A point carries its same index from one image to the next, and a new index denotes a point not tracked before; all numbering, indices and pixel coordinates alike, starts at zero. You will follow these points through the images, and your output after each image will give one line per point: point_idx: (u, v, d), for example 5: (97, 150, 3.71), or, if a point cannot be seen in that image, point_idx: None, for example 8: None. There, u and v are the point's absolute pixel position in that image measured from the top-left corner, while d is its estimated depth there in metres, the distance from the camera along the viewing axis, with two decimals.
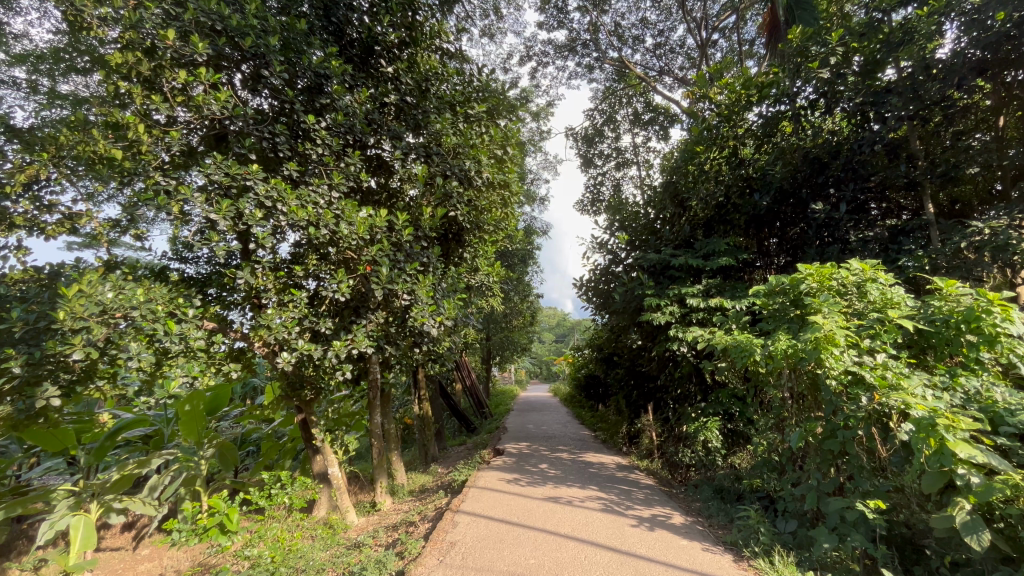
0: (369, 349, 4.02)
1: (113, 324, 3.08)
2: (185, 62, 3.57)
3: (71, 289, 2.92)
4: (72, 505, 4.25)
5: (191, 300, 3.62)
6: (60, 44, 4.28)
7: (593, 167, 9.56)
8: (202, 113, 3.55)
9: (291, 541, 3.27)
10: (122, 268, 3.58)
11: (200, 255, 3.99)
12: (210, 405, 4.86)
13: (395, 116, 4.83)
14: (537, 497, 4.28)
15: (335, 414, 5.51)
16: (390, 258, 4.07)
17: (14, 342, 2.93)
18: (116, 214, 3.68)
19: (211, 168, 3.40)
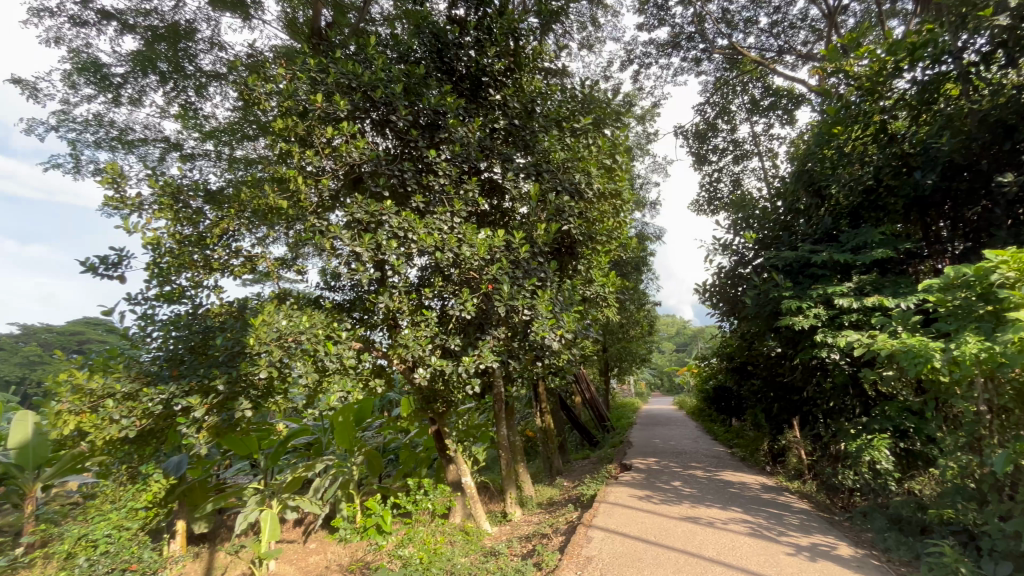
0: (495, 364, 4.20)
1: (286, 347, 3.63)
2: (329, 118, 4.15)
3: (257, 319, 3.53)
4: (259, 501, 5.03)
5: (343, 324, 4.11)
6: (236, 119, 5.21)
7: (707, 163, 9.00)
8: (346, 161, 4.09)
9: (436, 544, 3.49)
10: (289, 299, 4.21)
11: (346, 283, 4.52)
12: (358, 416, 5.43)
13: (505, 139, 5.03)
14: (674, 516, 4.06)
15: (464, 426, 5.82)
16: (510, 275, 4.24)
17: (218, 364, 3.59)
18: (282, 253, 4.34)
19: (354, 208, 3.89)
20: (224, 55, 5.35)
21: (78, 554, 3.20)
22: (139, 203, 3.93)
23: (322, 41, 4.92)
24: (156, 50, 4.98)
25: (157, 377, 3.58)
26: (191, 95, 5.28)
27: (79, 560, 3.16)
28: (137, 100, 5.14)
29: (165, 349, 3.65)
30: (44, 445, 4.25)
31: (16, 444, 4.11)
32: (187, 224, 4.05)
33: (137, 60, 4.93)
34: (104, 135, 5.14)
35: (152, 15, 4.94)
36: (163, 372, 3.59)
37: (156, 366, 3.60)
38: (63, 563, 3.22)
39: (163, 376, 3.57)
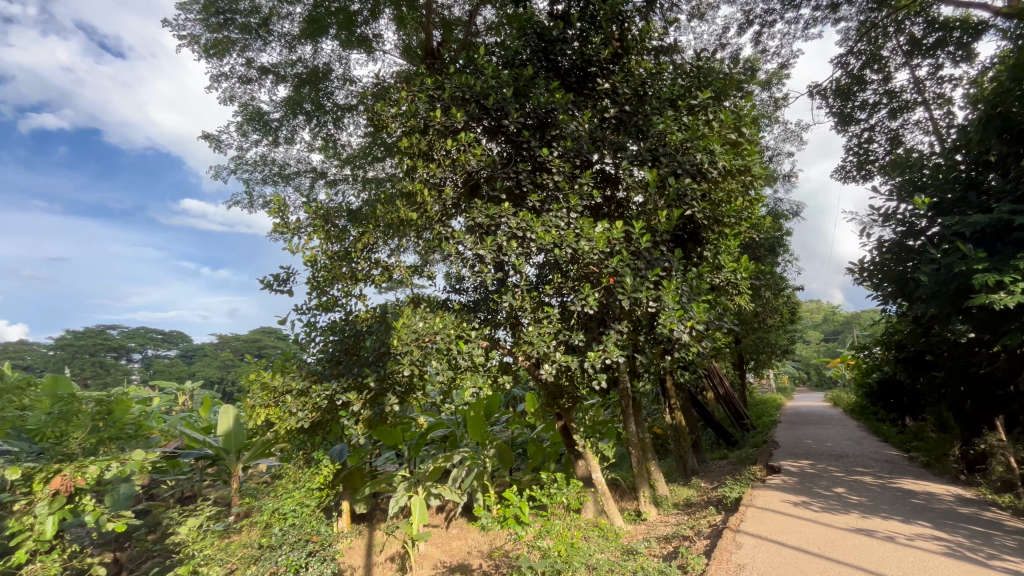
0: (621, 359, 4.10)
1: (423, 347, 3.95)
2: (448, 131, 4.41)
3: (399, 322, 3.90)
4: (407, 487, 5.52)
5: (471, 324, 4.33)
6: (366, 143, 5.79)
7: (855, 123, 7.79)
8: (466, 169, 4.31)
9: (574, 538, 3.50)
10: (422, 303, 4.56)
11: (470, 285, 4.77)
12: (487, 411, 5.69)
13: (616, 128, 4.89)
14: (838, 526, 3.60)
15: (590, 422, 5.79)
16: (631, 267, 4.11)
17: (369, 363, 4.03)
18: (414, 261, 4.72)
19: (476, 213, 4.08)
20: (354, 88, 5.98)
21: (274, 524, 3.82)
22: (299, 227, 4.55)
23: (435, 60, 5.24)
24: (302, 93, 5.74)
25: (322, 376, 4.12)
26: (330, 128, 5.99)
27: (275, 529, 3.77)
28: (290, 138, 5.97)
29: (326, 352, 4.19)
30: (242, 433, 5.14)
31: (223, 431, 5.04)
32: (336, 241, 4.60)
33: (288, 104, 5.74)
34: (268, 172, 6.06)
35: (297, 64, 5.70)
36: (326, 371, 4.13)
37: (320, 366, 4.15)
38: (264, 531, 3.87)
39: (326, 375, 4.11)
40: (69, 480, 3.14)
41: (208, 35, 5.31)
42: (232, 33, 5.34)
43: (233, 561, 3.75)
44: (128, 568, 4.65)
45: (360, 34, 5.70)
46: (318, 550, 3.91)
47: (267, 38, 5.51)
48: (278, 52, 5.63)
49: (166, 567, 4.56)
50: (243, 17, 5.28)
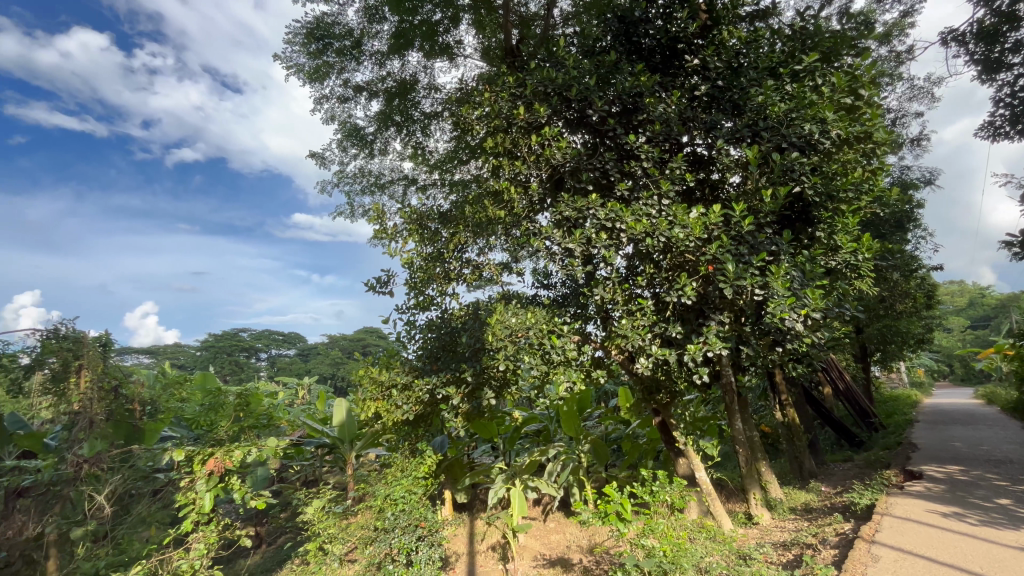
0: (725, 351, 3.84)
1: (517, 342, 4.01)
2: (532, 127, 4.42)
3: (492, 318, 4.00)
4: (505, 479, 5.63)
5: (562, 318, 4.31)
6: (452, 147, 5.99)
7: (1005, 69, 6.58)
8: (551, 163, 4.28)
9: (680, 539, 3.36)
10: (513, 299, 4.64)
11: (558, 280, 4.74)
12: (580, 405, 5.63)
13: (709, 106, 4.58)
14: (1006, 543, 3.06)
15: (690, 418, 5.51)
16: (733, 253, 3.83)
17: (466, 359, 4.18)
18: (503, 258, 4.79)
19: (563, 207, 4.05)
20: (439, 95, 6.22)
21: (386, 509, 4.11)
22: (396, 232, 4.84)
23: (516, 58, 5.29)
24: (393, 106, 6.09)
25: (423, 371, 4.34)
26: (418, 136, 6.27)
27: (388, 514, 4.07)
28: (383, 150, 6.36)
29: (425, 348, 4.40)
30: (354, 424, 5.59)
31: (338, 422, 5.51)
32: (429, 243, 4.82)
33: (381, 118, 6.12)
34: (365, 183, 6.52)
35: (387, 78, 6.05)
36: (426, 367, 4.34)
37: (421, 362, 4.37)
38: (378, 515, 4.17)
39: (427, 370, 4.33)
40: (221, 462, 3.64)
41: (311, 62, 5.85)
42: (330, 57, 5.81)
43: (354, 541, 4.11)
44: (267, 540, 5.27)
45: (442, 43, 5.90)
46: (427, 535, 4.14)
47: (360, 57, 5.91)
48: (370, 69, 6.00)
49: (297, 542, 5.10)
50: (338, 41, 5.74)
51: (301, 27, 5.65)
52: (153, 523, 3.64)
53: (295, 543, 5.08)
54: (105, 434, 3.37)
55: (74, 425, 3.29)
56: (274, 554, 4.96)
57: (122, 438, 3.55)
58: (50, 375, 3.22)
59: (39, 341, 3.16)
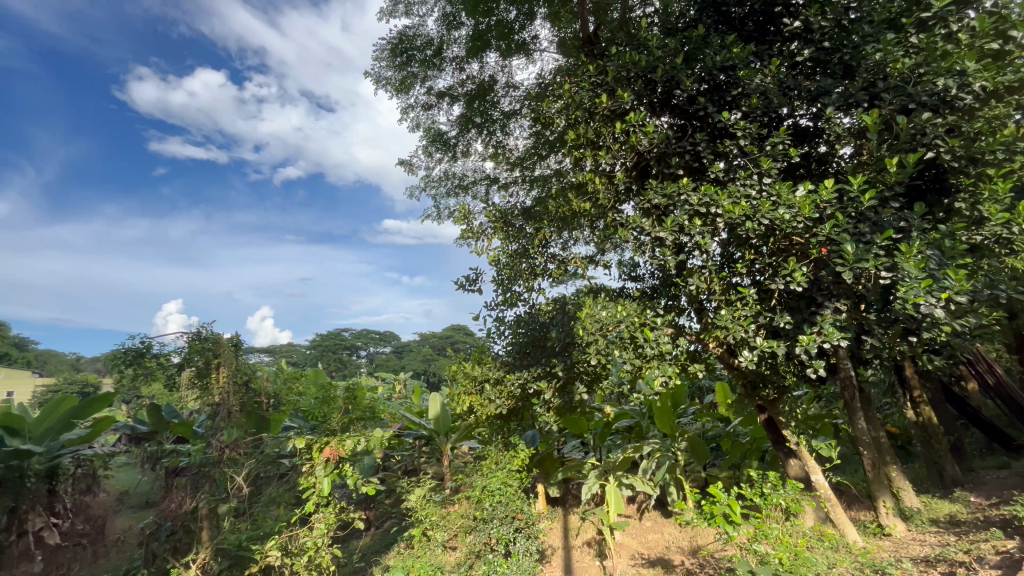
0: (845, 342, 3.46)
1: (608, 336, 3.92)
2: (616, 114, 4.28)
3: (582, 312, 3.94)
4: (598, 475, 5.50)
5: (654, 309, 4.12)
6: (532, 143, 5.98)
7: None
8: (637, 149, 4.10)
9: (798, 546, 3.09)
10: (601, 292, 4.53)
11: (647, 271, 4.55)
12: (675, 401, 5.37)
13: (815, 71, 4.14)
14: None
15: (801, 415, 5.05)
16: (851, 232, 3.43)
17: (556, 354, 4.17)
18: (588, 251, 4.69)
19: (651, 194, 3.88)
20: (518, 93, 6.24)
21: (484, 500, 4.23)
22: (482, 230, 4.94)
23: (594, 46, 5.16)
24: (473, 108, 6.21)
25: (513, 366, 4.40)
26: (498, 135, 6.32)
27: (486, 504, 4.18)
28: (466, 151, 6.52)
29: (514, 343, 4.44)
30: (448, 417, 5.80)
31: (434, 415, 5.75)
32: (514, 240, 4.85)
33: (462, 121, 6.28)
34: (450, 185, 6.74)
35: (466, 82, 6.19)
36: (517, 362, 4.39)
37: (511, 357, 4.43)
38: (476, 505, 4.29)
39: (518, 365, 4.38)
40: (337, 450, 3.92)
41: (397, 75, 6.15)
42: (413, 67, 6.09)
43: (455, 528, 4.29)
44: (376, 524, 5.67)
45: (519, 40, 5.92)
46: (524, 527, 4.22)
47: (441, 64, 6.10)
48: (451, 74, 6.17)
49: (402, 527, 5.42)
50: (420, 52, 6.01)
51: (387, 43, 6.00)
52: (282, 502, 3.99)
53: (400, 528, 5.41)
54: (240, 423, 3.82)
55: (216, 415, 3.76)
56: (382, 537, 5.32)
57: (254, 427, 4.06)
58: (196, 372, 3.73)
59: (186, 342, 3.68)
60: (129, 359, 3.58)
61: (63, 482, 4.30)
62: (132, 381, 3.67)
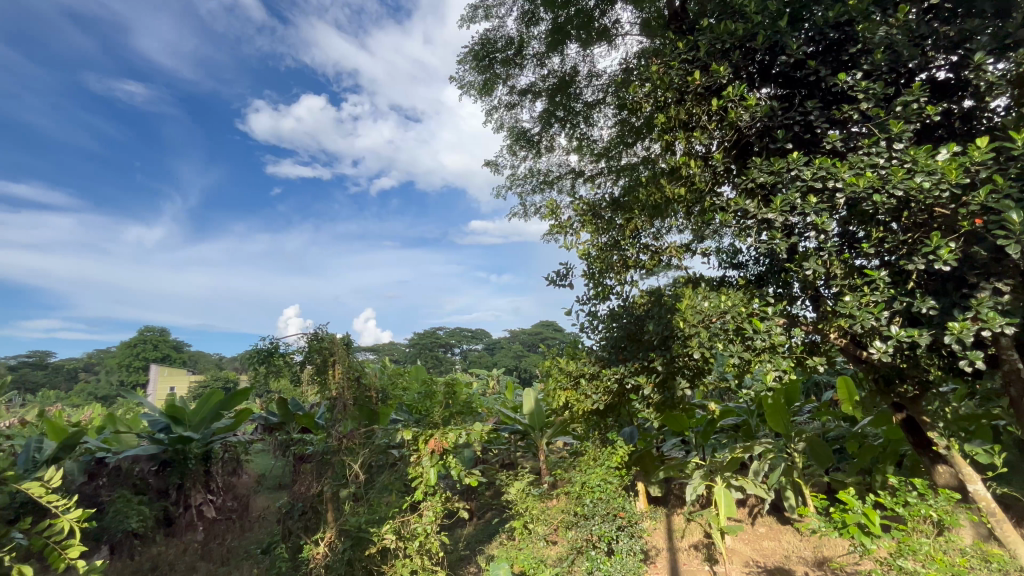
0: (1011, 329, 2.92)
1: (711, 328, 3.68)
2: (712, 91, 3.98)
3: (682, 303, 3.74)
4: (703, 476, 5.13)
5: (763, 298, 3.79)
6: (617, 132, 5.78)
7: None
8: (737, 126, 3.78)
9: (957, 566, 2.66)
10: (701, 282, 4.26)
11: (751, 255, 4.12)
12: (788, 397, 4.90)
13: (956, 13, 3.53)
14: None
15: (951, 415, 4.36)
16: (1015, 199, 2.89)
17: (655, 348, 3.99)
18: (684, 239, 4.42)
19: (755, 172, 3.57)
20: (600, 82, 6.08)
21: (584, 496, 4.18)
22: (570, 224, 4.87)
23: (682, 22, 4.85)
24: (555, 102, 6.15)
25: (609, 361, 4.30)
26: (582, 127, 6.19)
27: (587, 501, 4.12)
28: (550, 147, 6.49)
29: (608, 337, 4.33)
30: (543, 412, 5.79)
31: (528, 410, 5.78)
32: (604, 232, 4.70)
33: (545, 116, 6.24)
34: (535, 182, 6.73)
35: (548, 77, 6.15)
36: (613, 356, 4.28)
37: (606, 352, 4.33)
38: (576, 501, 4.26)
39: (614, 360, 4.27)
40: (440, 442, 4.09)
41: (480, 78, 6.28)
42: (495, 69, 6.18)
43: (556, 523, 4.29)
44: (478, 514, 5.86)
45: (600, 26, 5.75)
46: (627, 526, 4.12)
47: (522, 62, 6.12)
48: (532, 71, 6.16)
49: (502, 520, 5.54)
50: (501, 53, 6.09)
51: (469, 48, 6.15)
52: (393, 489, 4.16)
53: (501, 520, 5.53)
54: (354, 415, 4.15)
55: (334, 408, 4.11)
56: (484, 527, 5.49)
57: (366, 419, 4.38)
58: (315, 368, 4.12)
59: (307, 342, 4.07)
60: (262, 357, 4.05)
61: (215, 465, 5.03)
62: (264, 377, 4.14)
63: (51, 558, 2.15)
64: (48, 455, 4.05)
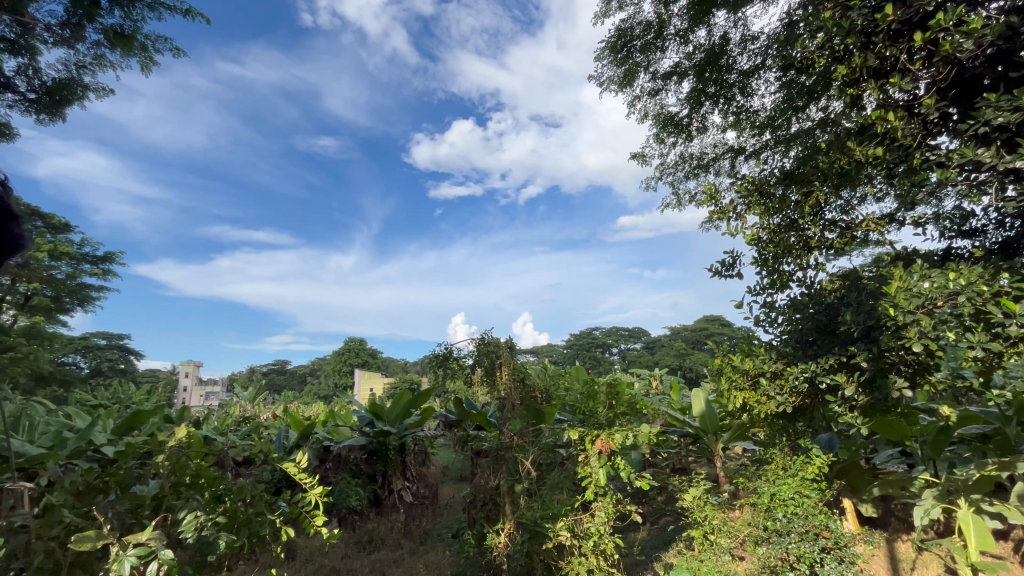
0: None
1: (937, 314, 2.97)
2: (914, 23, 3.22)
3: (890, 286, 3.12)
4: (938, 496, 4.12)
5: (1013, 271, 2.97)
6: (782, 98, 5.06)
7: None
8: (955, 59, 2.98)
9: None
10: (916, 259, 3.47)
11: (990, 219, 3.29)
12: None
13: None
14: None
15: None
16: None
17: (855, 340, 3.36)
18: (888, 209, 3.66)
19: (989, 112, 2.77)
20: (757, 45, 5.38)
21: (775, 509, 3.73)
22: (733, 207, 4.38)
23: None
24: (705, 78, 5.62)
25: (795, 357, 3.74)
26: (738, 99, 5.59)
27: (778, 515, 3.67)
28: (702, 127, 6.01)
29: (792, 331, 3.74)
30: (716, 415, 5.30)
31: (698, 412, 5.33)
32: (777, 212, 4.00)
33: (693, 96, 5.77)
34: (688, 167, 6.30)
35: (694, 53, 5.67)
36: (798, 352, 3.72)
37: (789, 347, 3.77)
38: (766, 515, 3.81)
39: (800, 356, 3.71)
40: (607, 443, 4.03)
41: (620, 70, 6.15)
42: (635, 58, 5.97)
43: (742, 536, 3.88)
44: (651, 519, 5.63)
45: None
46: (834, 548, 3.53)
47: (664, 44, 5.77)
48: (675, 51, 5.78)
49: (679, 527, 5.23)
50: (640, 39, 5.82)
51: (606, 42, 6.03)
52: (565, 488, 4.22)
53: (677, 528, 5.23)
54: (522, 414, 4.37)
55: (504, 407, 4.38)
56: (659, 533, 5.26)
57: (533, 418, 4.56)
58: (484, 370, 4.44)
59: (476, 346, 4.42)
60: (440, 360, 4.52)
61: (408, 455, 5.66)
62: (442, 377, 4.62)
63: (305, 524, 2.70)
64: (292, 441, 5.17)
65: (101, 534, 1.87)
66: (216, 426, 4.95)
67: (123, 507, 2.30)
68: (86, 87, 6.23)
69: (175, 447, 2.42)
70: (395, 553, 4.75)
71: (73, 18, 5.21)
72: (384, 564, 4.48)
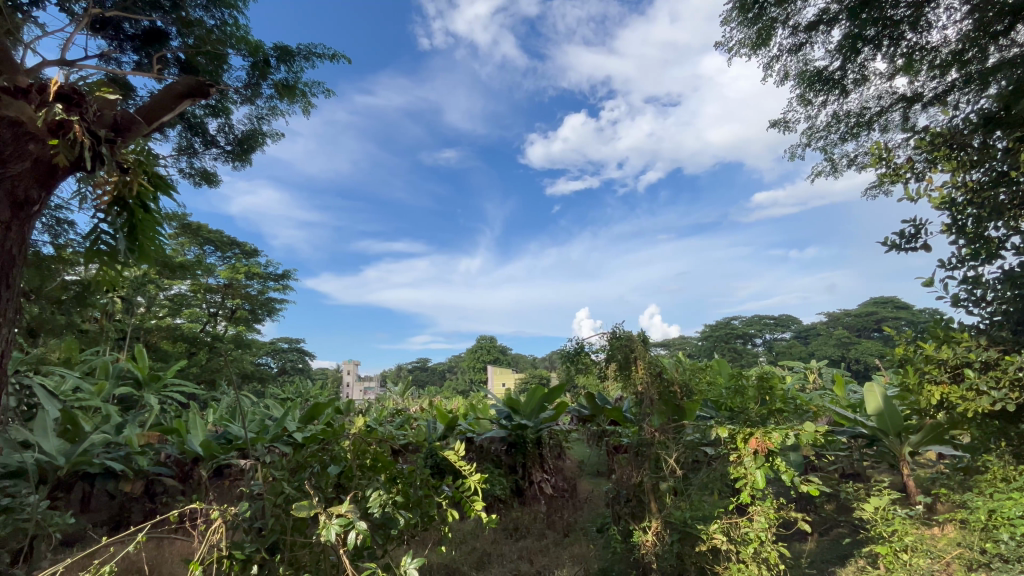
0: None
1: None
2: None
3: None
4: None
5: None
6: (972, 25, 4.07)
7: None
8: None
9: None
10: None
11: None
12: None
13: None
14: None
15: None
16: None
17: None
18: None
19: None
20: None
21: (998, 529, 3.05)
22: (910, 166, 3.71)
23: None
24: (863, 21, 4.66)
25: (1014, 345, 3.05)
26: (909, 37, 4.63)
27: (1001, 537, 3.00)
28: (861, 78, 5.14)
29: (1008, 312, 3.06)
30: (898, 414, 4.50)
31: (874, 410, 4.58)
32: (975, 166, 3.29)
33: (847, 45, 4.89)
34: (845, 127, 5.45)
35: None
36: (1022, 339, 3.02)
37: (1006, 331, 3.07)
38: (986, 536, 3.14)
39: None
40: (763, 442, 3.67)
41: (752, 31, 5.59)
42: (770, 13, 5.33)
43: (948, 560, 3.23)
44: (820, 530, 4.99)
45: None
46: None
47: None
48: None
49: (857, 542, 4.56)
50: None
51: (733, 5, 5.51)
52: (716, 489, 3.97)
53: (855, 542, 4.56)
54: (662, 410, 4.20)
55: (641, 402, 4.24)
56: (831, 546, 4.64)
57: (675, 414, 4.33)
58: (618, 365, 4.31)
59: (608, 340, 4.33)
60: (571, 356, 4.54)
61: (545, 448, 5.80)
62: (574, 373, 4.64)
63: (466, 507, 2.90)
64: (440, 432, 5.64)
65: (313, 504, 2.26)
66: (377, 417, 5.62)
67: (322, 482, 2.73)
68: (265, 134, 7.51)
69: (357, 434, 2.81)
70: (540, 543, 4.90)
71: (253, 80, 6.29)
72: (531, 552, 4.64)
